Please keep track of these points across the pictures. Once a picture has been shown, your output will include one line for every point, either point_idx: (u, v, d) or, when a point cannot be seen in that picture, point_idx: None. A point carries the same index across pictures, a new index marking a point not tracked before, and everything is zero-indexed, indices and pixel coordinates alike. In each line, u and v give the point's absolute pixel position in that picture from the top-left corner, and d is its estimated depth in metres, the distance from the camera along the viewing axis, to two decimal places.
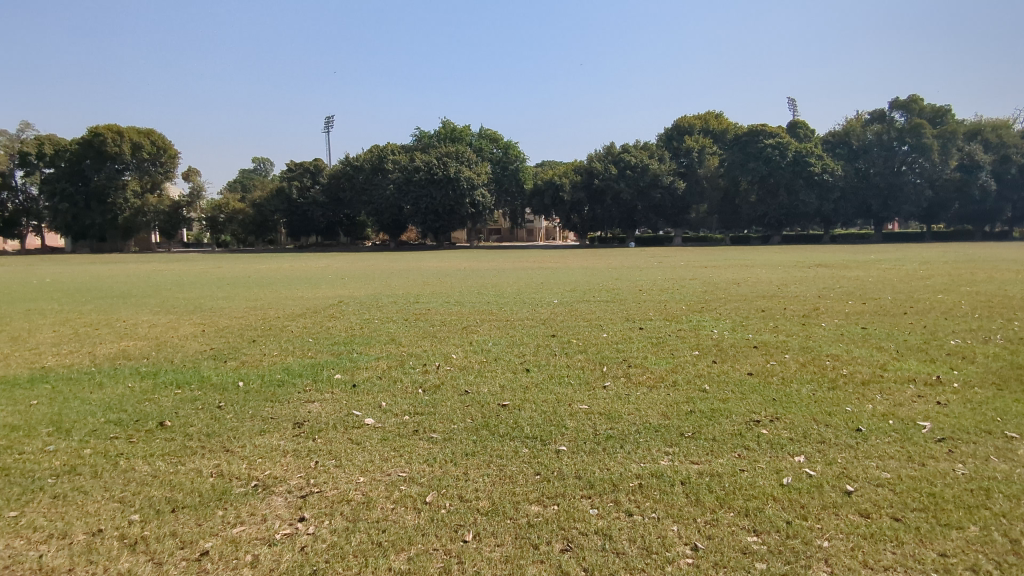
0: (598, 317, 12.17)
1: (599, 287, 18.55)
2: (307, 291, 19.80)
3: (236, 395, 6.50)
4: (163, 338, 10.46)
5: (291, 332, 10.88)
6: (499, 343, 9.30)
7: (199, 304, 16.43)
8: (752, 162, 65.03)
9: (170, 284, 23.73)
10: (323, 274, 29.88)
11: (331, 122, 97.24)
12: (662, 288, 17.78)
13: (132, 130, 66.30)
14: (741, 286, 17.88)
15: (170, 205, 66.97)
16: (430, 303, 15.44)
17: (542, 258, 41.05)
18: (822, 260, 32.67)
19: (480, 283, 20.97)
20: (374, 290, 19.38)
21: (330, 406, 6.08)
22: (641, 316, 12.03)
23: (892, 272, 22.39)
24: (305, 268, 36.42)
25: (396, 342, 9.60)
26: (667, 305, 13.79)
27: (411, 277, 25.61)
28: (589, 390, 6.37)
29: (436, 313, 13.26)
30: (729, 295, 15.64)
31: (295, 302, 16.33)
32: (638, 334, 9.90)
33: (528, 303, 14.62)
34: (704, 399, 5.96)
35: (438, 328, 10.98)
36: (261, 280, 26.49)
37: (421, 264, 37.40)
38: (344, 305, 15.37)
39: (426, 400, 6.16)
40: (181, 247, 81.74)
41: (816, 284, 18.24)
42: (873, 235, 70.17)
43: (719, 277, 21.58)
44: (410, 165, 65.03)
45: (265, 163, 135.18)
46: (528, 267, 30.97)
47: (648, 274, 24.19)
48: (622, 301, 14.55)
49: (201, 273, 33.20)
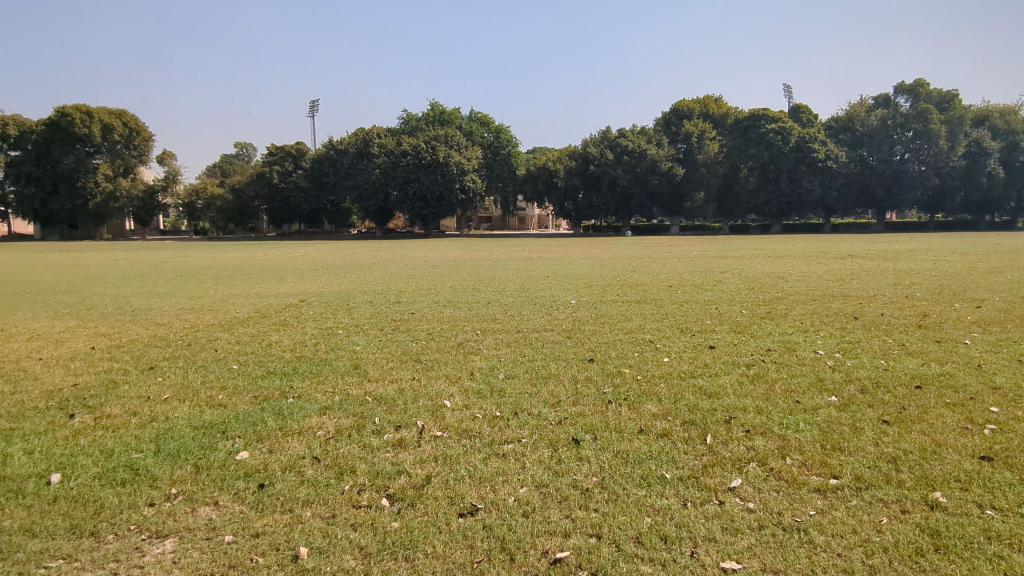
0: (640, 326, 9.09)
1: (618, 282, 15.43)
2: (270, 287, 16.50)
3: (15, 521, 3.27)
4: (26, 361, 7.27)
5: (218, 352, 7.63)
6: (517, 378, 6.15)
7: (126, 305, 13.09)
8: (753, 148, 61.99)
9: (113, 277, 20.27)
10: (297, 265, 26.55)
11: (313, 105, 93.00)
12: (696, 284, 14.78)
13: (103, 110, 61.85)
14: (790, 282, 14.94)
15: (144, 190, 62.33)
16: (414, 304, 12.27)
17: (539, 247, 38.11)
18: (848, 251, 29.76)
19: (475, 277, 17.83)
20: (349, 286, 16.21)
21: (195, 555, 2.95)
22: (699, 326, 8.98)
23: (947, 265, 19.76)
24: (282, 256, 33.09)
25: (361, 373, 6.46)
26: (721, 308, 10.74)
27: (395, 268, 22.40)
28: (719, 512, 3.28)
29: (421, 319, 10.06)
30: (788, 295, 12.54)
31: (248, 302, 13.12)
32: (717, 360, 6.76)
33: (540, 306, 11.52)
34: (976, 547, 2.87)
35: (423, 347, 7.78)
36: (226, 270, 23.08)
37: (408, 253, 34.27)
38: (307, 307, 12.19)
39: (396, 542, 3.02)
40: (156, 233, 77.54)
41: (876, 279, 15.38)
42: (876, 224, 67.42)
43: (753, 270, 18.56)
44: (397, 149, 61.21)
45: (248, 146, 130.26)
46: (525, 258, 27.74)
47: (667, 266, 21.10)
48: (658, 303, 11.48)
49: (163, 262, 29.72)
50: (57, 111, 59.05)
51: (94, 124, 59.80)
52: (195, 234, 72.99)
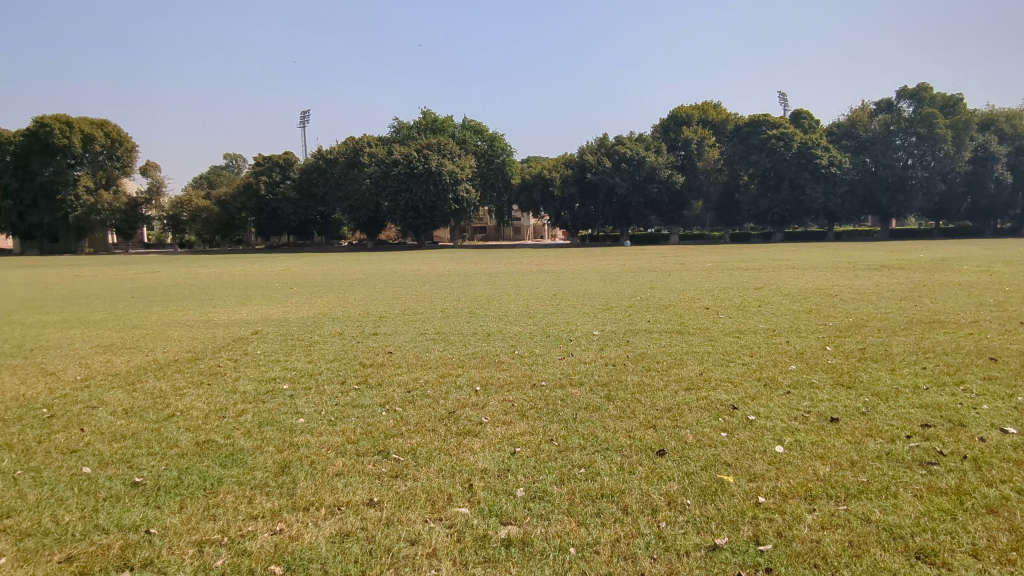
0: (703, 377, 6.53)
1: (642, 304, 12.93)
2: (229, 311, 13.94)
3: None
4: None
5: (80, 435, 5.03)
6: (550, 503, 3.60)
7: (32, 340, 10.48)
8: (754, 155, 59.65)
9: (57, 300, 17.64)
10: (275, 280, 23.95)
11: (304, 116, 90.60)
12: (735, 306, 12.33)
13: (83, 120, 59.08)
14: (848, 302, 12.53)
15: (127, 203, 58.86)
16: (394, 337, 9.73)
17: (537, 260, 35.79)
18: (876, 260, 27.52)
19: (471, 297, 15.39)
20: (323, 310, 13.71)
21: None
22: (784, 378, 6.46)
23: (1008, 278, 17.37)
24: (262, 271, 30.59)
25: (287, 491, 3.87)
26: (797, 346, 8.17)
27: (381, 286, 19.89)
28: None
29: (399, 365, 7.50)
30: (866, 321, 9.99)
31: (188, 335, 10.57)
32: (875, 456, 4.16)
33: (557, 341, 8.95)
34: None
35: (399, 422, 5.23)
36: (190, 289, 20.50)
37: (398, 266, 31.76)
38: (255, 343, 9.64)
39: None
40: (140, 247, 74.81)
41: (948, 297, 12.91)
42: (880, 232, 65.02)
43: (791, 287, 16.14)
44: (388, 158, 58.92)
45: (238, 158, 127.35)
46: (528, 272, 25.26)
47: (687, 282, 18.61)
48: (706, 337, 8.92)
49: (128, 279, 26.95)
50: (35, 121, 56.14)
51: (75, 135, 57.15)
52: (180, 248, 69.55)
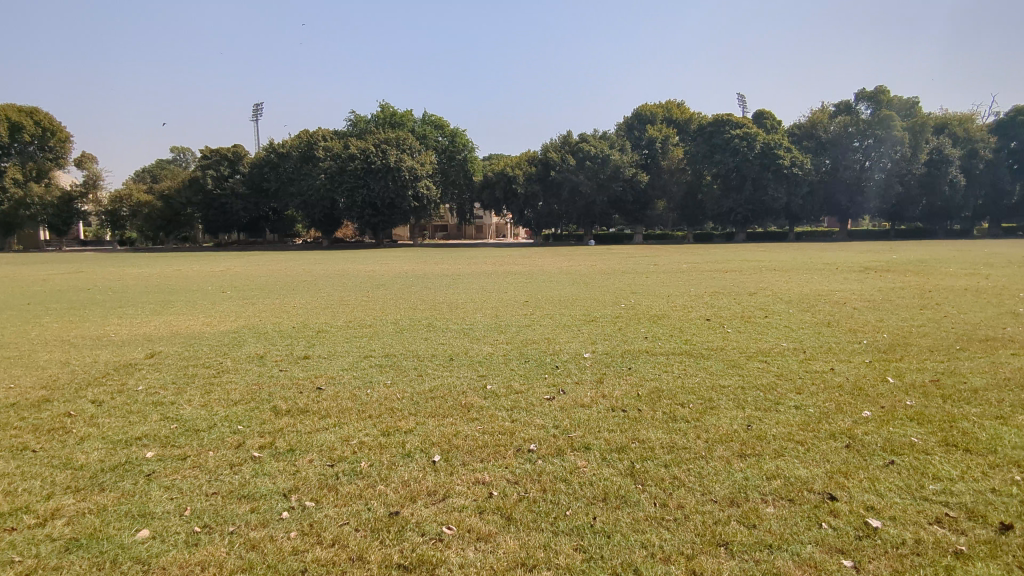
0: (758, 433, 4.60)
1: (630, 313, 11.09)
2: (133, 325, 11.41)
3: None
4: None
5: None
6: None
7: None
8: (718, 155, 58.91)
9: None
10: (212, 282, 21.40)
11: (256, 109, 86.39)
12: (739, 317, 10.59)
13: (10, 107, 54.15)
14: (863, 312, 10.91)
15: (61, 197, 54.24)
16: (332, 362, 7.59)
17: (503, 258, 34.15)
18: (855, 261, 26.64)
19: (430, 304, 13.31)
20: (250, 322, 11.40)
21: None
22: (869, 434, 4.59)
23: (1004, 281, 16.33)
24: (202, 271, 27.78)
25: None
26: (850, 376, 6.34)
27: (330, 290, 17.62)
28: None
29: (327, 412, 5.38)
30: (906, 339, 8.35)
31: (65, 359, 8.20)
32: None
33: (541, 368, 6.94)
34: None
35: (309, 539, 3.16)
36: (109, 293, 17.85)
37: (353, 266, 29.32)
38: (144, 371, 7.37)
39: None
40: (76, 244, 69.64)
41: (969, 306, 11.48)
42: (839, 233, 65.27)
43: (785, 291, 14.67)
44: (344, 152, 56.08)
45: (185, 151, 121.92)
46: (494, 273, 23.41)
47: (669, 285, 17.04)
48: (725, 362, 7.05)
49: (42, 280, 23.79)
50: None
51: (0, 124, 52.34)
52: (122, 245, 64.98)
